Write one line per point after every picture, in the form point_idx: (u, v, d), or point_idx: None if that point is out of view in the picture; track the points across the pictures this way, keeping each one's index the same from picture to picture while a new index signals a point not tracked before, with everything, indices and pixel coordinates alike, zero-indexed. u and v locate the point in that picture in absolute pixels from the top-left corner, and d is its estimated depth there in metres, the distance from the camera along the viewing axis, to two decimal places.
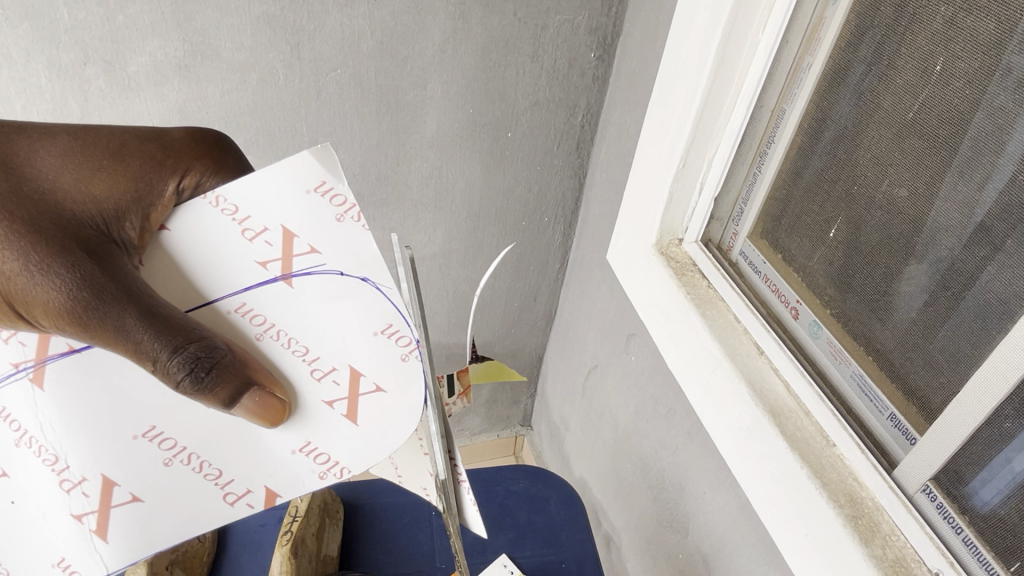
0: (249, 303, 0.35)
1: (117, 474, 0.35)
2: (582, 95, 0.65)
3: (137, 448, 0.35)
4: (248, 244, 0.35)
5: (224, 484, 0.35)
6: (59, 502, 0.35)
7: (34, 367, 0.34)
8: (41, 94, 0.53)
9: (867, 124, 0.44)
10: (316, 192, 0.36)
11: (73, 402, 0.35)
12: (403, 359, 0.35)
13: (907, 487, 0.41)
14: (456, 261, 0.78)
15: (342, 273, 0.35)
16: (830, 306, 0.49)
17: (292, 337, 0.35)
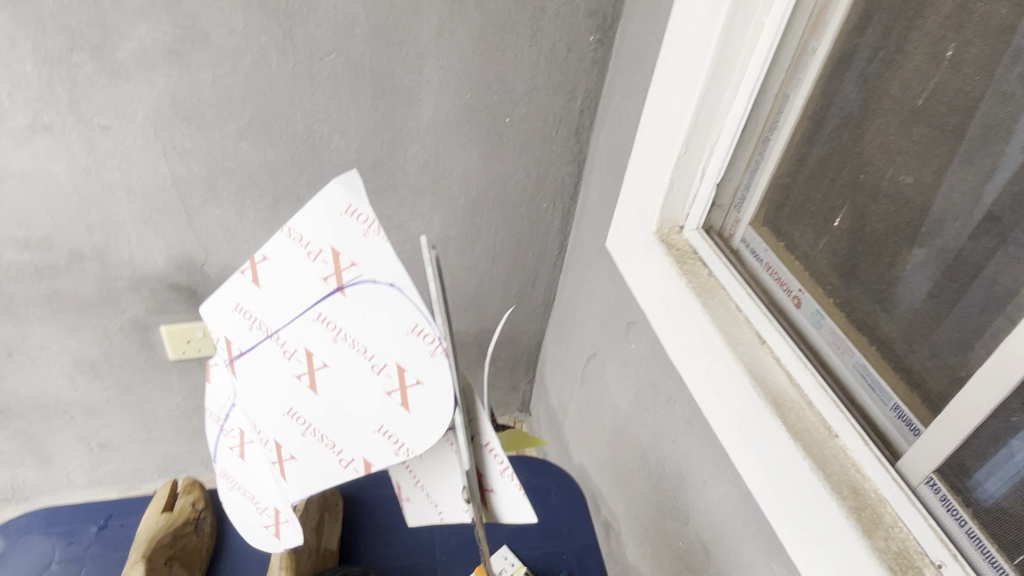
0: (325, 313, 0.33)
1: (279, 436, 0.34)
2: (581, 80, 0.64)
3: (283, 423, 0.34)
4: (311, 265, 0.33)
5: (339, 453, 0.34)
6: (262, 455, 0.35)
7: (229, 365, 0.35)
8: (27, 81, 0.52)
9: (874, 111, 0.45)
10: (346, 214, 0.31)
11: (252, 392, 0.34)
12: (431, 355, 0.32)
13: (911, 479, 0.41)
14: (453, 249, 0.77)
15: (379, 281, 0.32)
16: (833, 294, 0.50)
17: (355, 338, 0.33)
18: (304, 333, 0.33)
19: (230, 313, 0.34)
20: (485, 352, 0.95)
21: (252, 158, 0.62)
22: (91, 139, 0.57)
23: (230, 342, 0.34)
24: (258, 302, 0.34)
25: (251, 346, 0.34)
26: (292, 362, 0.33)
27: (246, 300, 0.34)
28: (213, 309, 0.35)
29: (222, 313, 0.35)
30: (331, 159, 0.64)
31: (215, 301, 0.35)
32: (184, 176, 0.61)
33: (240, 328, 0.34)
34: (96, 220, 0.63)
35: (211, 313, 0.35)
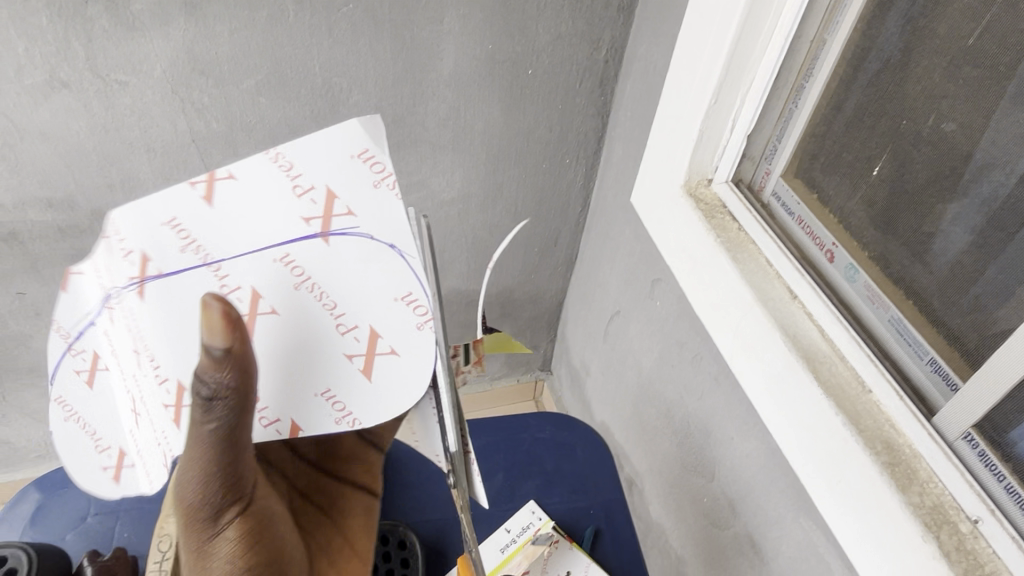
0: (291, 253, 0.35)
1: (189, 377, 0.35)
2: (606, 28, 0.62)
3: (201, 361, 0.35)
4: (297, 200, 0.35)
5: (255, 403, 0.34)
6: (149, 392, 0.35)
7: (136, 284, 0.35)
8: (42, 36, 0.50)
9: (917, 52, 0.42)
10: (359, 158, 0.36)
11: (160, 316, 0.35)
12: (417, 328, 0.34)
13: (947, 434, 0.40)
14: (474, 206, 0.76)
15: (372, 237, 0.35)
16: (868, 248, 0.48)
17: (323, 289, 0.34)
18: (263, 271, 0.35)
19: (160, 226, 0.35)
20: (507, 311, 0.94)
21: (271, 113, 0.61)
22: (109, 95, 0.56)
23: (149, 254, 0.35)
24: (198, 220, 0.35)
25: (173, 267, 0.35)
26: (229, 297, 0.35)
27: (184, 218, 0.35)
28: (138, 213, 0.35)
29: (142, 224, 0.35)
30: (351, 114, 0.63)
31: (145, 208, 0.36)
32: (204, 133, 0.61)
33: (173, 242, 0.35)
34: (117, 178, 0.63)
35: (130, 220, 0.35)
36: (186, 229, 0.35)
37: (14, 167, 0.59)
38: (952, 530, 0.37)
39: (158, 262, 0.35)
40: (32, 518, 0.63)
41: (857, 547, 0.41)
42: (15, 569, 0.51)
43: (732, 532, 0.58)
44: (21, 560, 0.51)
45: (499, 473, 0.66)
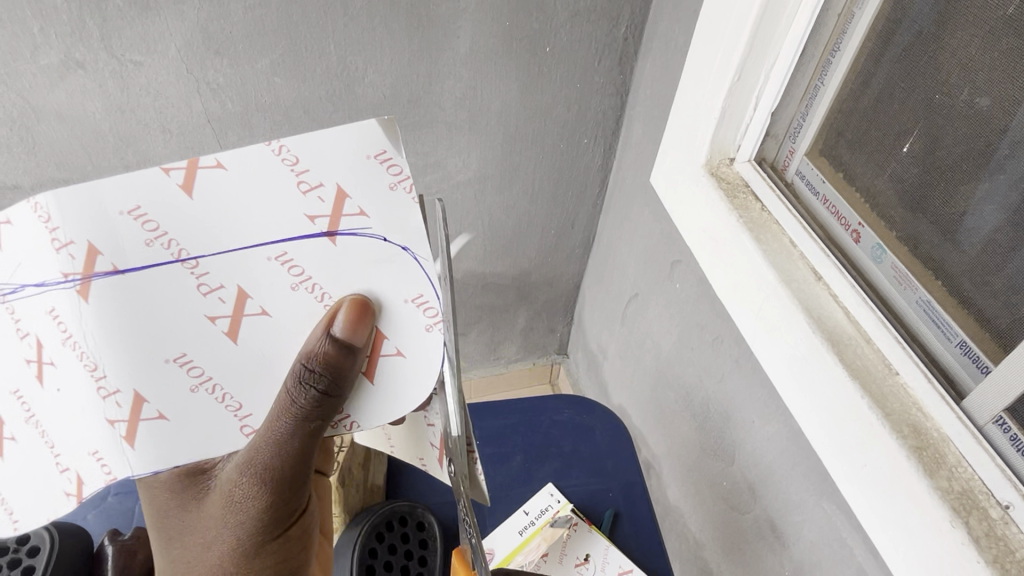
0: (289, 252, 0.34)
1: (148, 389, 0.35)
2: (626, 4, 0.60)
3: (166, 369, 0.35)
4: (301, 197, 0.34)
5: (242, 417, 0.36)
6: (87, 408, 0.35)
7: (80, 280, 0.33)
8: (57, 16, 0.50)
9: (953, 23, 0.40)
10: (374, 158, 0.34)
11: (115, 317, 0.34)
12: (427, 329, 0.36)
13: (977, 418, 0.39)
14: (491, 188, 0.76)
15: (385, 238, 0.35)
16: (896, 228, 0.46)
17: (325, 290, 0.35)
18: (256, 272, 0.34)
19: (117, 216, 0.33)
20: (524, 294, 0.94)
21: (286, 93, 0.60)
22: (124, 75, 0.55)
23: (98, 247, 0.33)
24: (171, 210, 0.33)
25: (133, 263, 0.33)
26: (209, 298, 0.34)
27: (150, 208, 0.33)
28: (86, 197, 0.33)
29: (84, 209, 0.33)
30: (367, 94, 0.62)
31: (92, 190, 0.33)
32: (219, 114, 0.60)
33: (136, 234, 0.33)
34: (133, 159, 0.62)
35: (66, 200, 0.33)
36: (151, 220, 0.33)
37: (32, 148, 0.59)
38: (981, 515, 0.36)
39: (112, 256, 0.33)
40: None
41: (881, 531, 0.40)
42: (38, 548, 0.51)
43: (752, 516, 0.57)
44: (43, 537, 0.52)
45: (518, 455, 0.66)
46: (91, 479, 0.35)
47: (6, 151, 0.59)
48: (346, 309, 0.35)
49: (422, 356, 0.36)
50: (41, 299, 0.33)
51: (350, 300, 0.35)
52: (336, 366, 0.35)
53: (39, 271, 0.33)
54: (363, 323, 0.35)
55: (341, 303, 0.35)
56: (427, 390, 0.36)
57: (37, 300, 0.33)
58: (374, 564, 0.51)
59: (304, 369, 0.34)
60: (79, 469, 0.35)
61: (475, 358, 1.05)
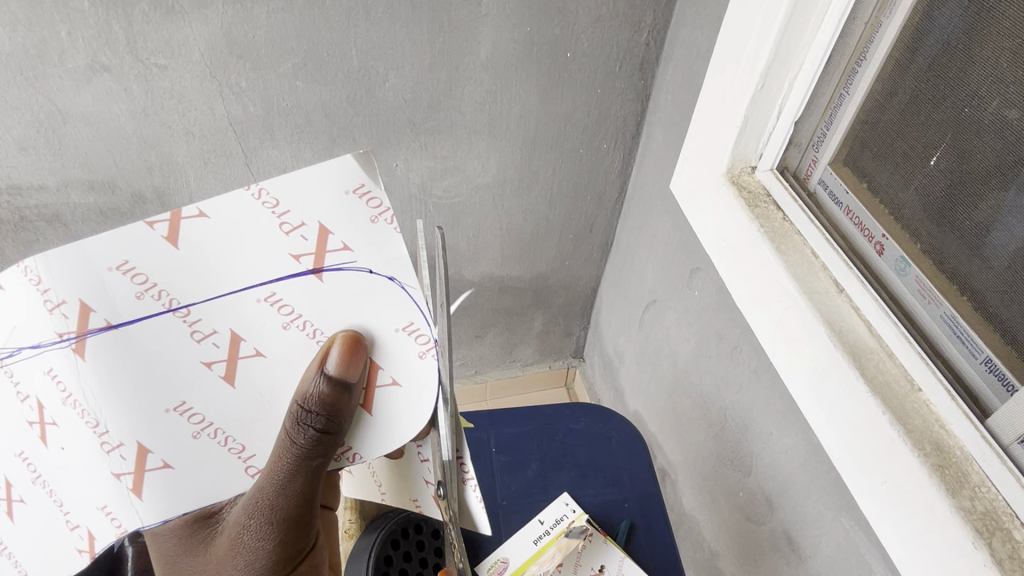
0: (278, 292, 0.36)
1: (150, 439, 0.36)
2: (648, 10, 0.60)
3: (168, 419, 0.36)
4: (284, 237, 0.36)
5: (246, 457, 0.37)
6: (92, 464, 0.36)
7: (76, 338, 0.35)
8: (84, 20, 0.51)
9: (983, 35, 0.38)
10: (353, 193, 0.36)
11: (111, 370, 0.35)
12: (421, 356, 0.37)
13: (1002, 437, 0.38)
14: (510, 192, 0.75)
15: (370, 270, 0.36)
16: (922, 242, 0.45)
17: (316, 327, 0.37)
18: (246, 315, 0.36)
19: (107, 272, 0.35)
20: (541, 297, 0.94)
21: (307, 97, 0.60)
22: (149, 78, 0.56)
23: (90, 303, 0.35)
24: (156, 259, 0.35)
25: (124, 317, 0.35)
26: (204, 344, 0.36)
27: (137, 261, 0.35)
28: (76, 259, 0.35)
29: (74, 270, 0.35)
30: (387, 98, 0.62)
31: (81, 252, 0.35)
32: (241, 117, 0.61)
33: (127, 288, 0.35)
34: (157, 161, 0.63)
35: (56, 264, 0.35)
36: (139, 272, 0.35)
37: (58, 150, 0.60)
38: (1004, 537, 0.35)
39: (104, 312, 0.35)
40: None
41: (900, 549, 0.39)
42: None
43: (768, 528, 0.57)
44: None
45: (534, 463, 0.66)
46: (100, 533, 0.36)
47: (33, 153, 0.60)
48: (339, 345, 0.36)
49: (417, 385, 0.37)
50: (40, 359, 0.35)
51: (343, 337, 0.36)
52: (335, 404, 0.36)
53: (35, 334, 0.35)
54: (357, 359, 0.36)
55: (334, 340, 0.36)
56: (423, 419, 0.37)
57: (36, 361, 0.35)
58: (389, 571, 0.51)
59: (300, 410, 0.36)
60: (88, 525, 0.37)
61: (491, 360, 1.05)
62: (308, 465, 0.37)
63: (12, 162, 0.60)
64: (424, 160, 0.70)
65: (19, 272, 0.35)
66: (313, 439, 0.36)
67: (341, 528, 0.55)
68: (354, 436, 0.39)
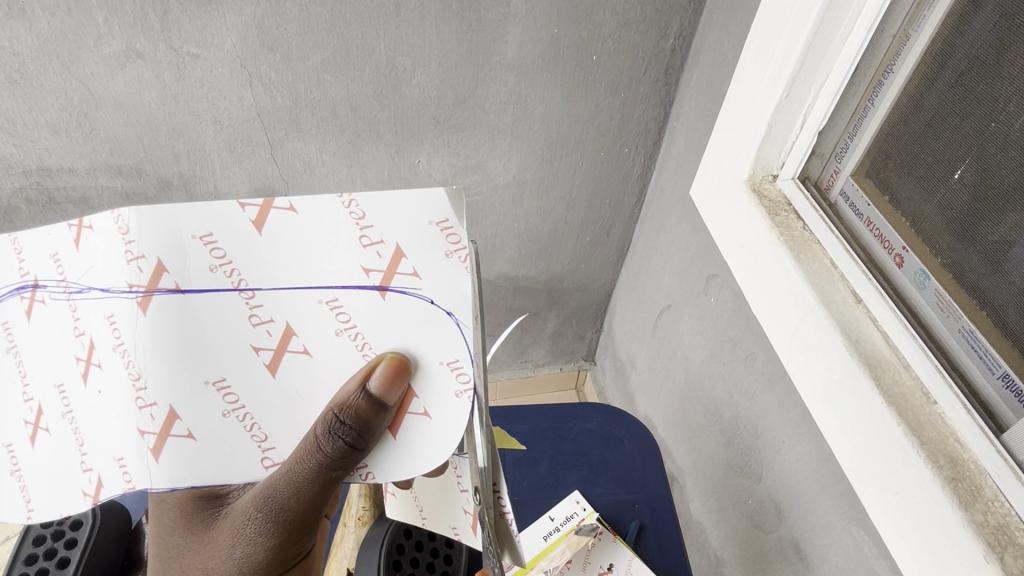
0: (340, 300, 0.35)
1: (183, 406, 0.35)
2: (676, 15, 0.60)
3: (205, 392, 0.35)
4: (360, 249, 0.35)
5: (265, 448, 0.36)
6: (121, 414, 0.35)
7: (142, 293, 0.34)
8: (121, 6, 0.51)
9: (1011, 50, 0.38)
10: (437, 225, 0.35)
11: (164, 331, 0.34)
12: (456, 395, 0.35)
13: (1017, 453, 0.38)
14: (529, 192, 0.76)
15: (432, 301, 0.35)
16: (941, 256, 0.46)
17: (368, 342, 0.36)
18: (304, 314, 0.35)
19: (189, 239, 0.34)
20: (555, 298, 0.94)
21: (335, 91, 0.61)
22: (181, 66, 0.57)
23: (166, 265, 0.34)
24: (235, 242, 0.34)
25: (192, 286, 0.34)
26: (258, 330, 0.35)
27: (222, 238, 0.34)
28: (165, 217, 0.34)
29: (161, 227, 0.34)
30: (413, 95, 0.63)
31: (171, 213, 0.34)
32: (269, 108, 0.62)
33: (202, 259, 0.34)
34: (184, 148, 0.64)
35: (147, 218, 0.34)
36: (219, 247, 0.34)
37: (89, 134, 0.61)
38: (1016, 550, 0.35)
39: (176, 276, 0.34)
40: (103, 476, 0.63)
41: (910, 559, 0.40)
42: (80, 521, 0.54)
43: (776, 537, 0.57)
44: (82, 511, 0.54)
45: (545, 460, 0.67)
46: (110, 482, 0.36)
47: (64, 136, 0.61)
48: (384, 364, 0.35)
49: (446, 423, 0.36)
50: (102, 303, 0.34)
51: (390, 357, 0.35)
52: (366, 420, 0.35)
53: (105, 278, 0.34)
54: (398, 382, 0.35)
55: (381, 358, 0.35)
56: (427, 466, 0.36)
57: (98, 303, 0.34)
58: (401, 560, 0.51)
59: (334, 418, 0.34)
60: (100, 471, 0.36)
61: (503, 359, 1.05)
62: (324, 476, 0.36)
63: (44, 144, 0.62)
64: (445, 158, 0.70)
65: (111, 217, 0.34)
66: (336, 450, 0.35)
67: (354, 515, 0.54)
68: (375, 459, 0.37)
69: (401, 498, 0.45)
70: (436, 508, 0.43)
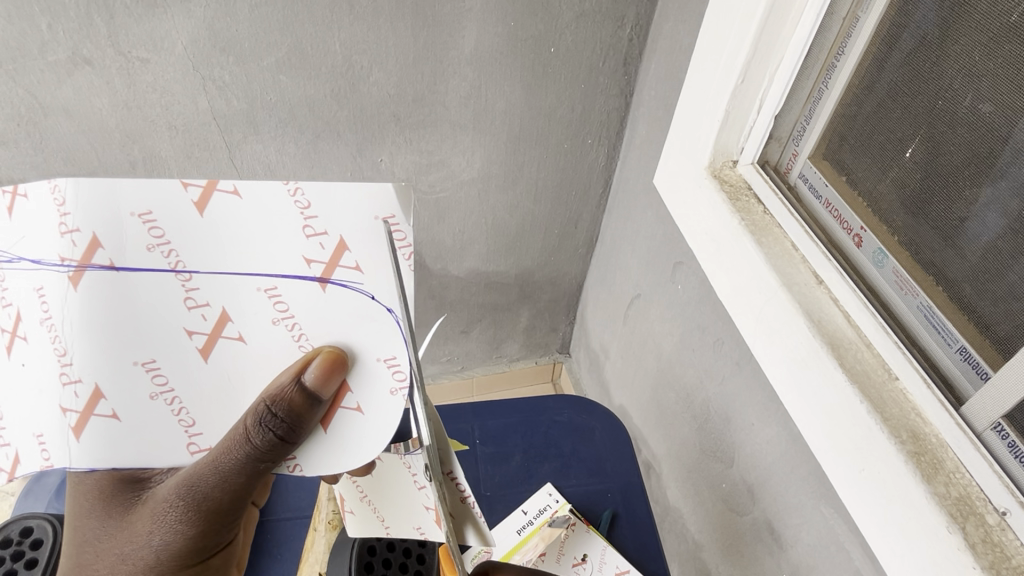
0: (280, 289, 0.34)
1: (108, 386, 0.35)
2: (631, 5, 0.60)
3: (132, 372, 0.35)
4: (303, 239, 0.34)
5: (191, 432, 0.37)
6: (45, 389, 0.34)
7: (74, 267, 0.33)
8: (65, 12, 0.50)
9: (955, 29, 0.39)
10: (382, 221, 0.34)
11: (95, 308, 0.33)
12: (392, 393, 0.36)
13: (976, 424, 0.39)
14: (494, 187, 0.76)
15: (373, 297, 0.35)
16: (898, 233, 0.46)
17: (304, 333, 0.36)
18: (241, 300, 0.34)
19: (127, 216, 0.33)
20: (527, 293, 0.94)
21: (291, 91, 0.60)
22: (130, 72, 0.56)
23: (101, 240, 0.33)
24: (176, 221, 0.33)
25: (128, 262, 0.33)
26: (191, 313, 0.34)
27: (162, 217, 0.33)
28: (103, 192, 0.33)
29: (98, 201, 0.33)
30: (372, 93, 0.62)
31: (110, 188, 0.33)
32: (225, 111, 0.61)
33: (140, 236, 0.33)
34: (139, 156, 0.63)
35: (85, 191, 0.33)
36: (157, 226, 0.33)
37: (39, 144, 0.60)
38: (978, 521, 0.36)
39: (111, 252, 0.33)
40: (56, 490, 0.61)
41: (877, 535, 0.40)
42: (41, 540, 0.53)
43: (750, 518, 0.58)
44: (44, 531, 0.54)
45: (518, 454, 0.67)
46: (28, 460, 0.35)
47: (13, 147, 0.60)
48: (321, 358, 0.35)
49: (379, 417, 0.37)
50: (30, 275, 0.33)
51: (327, 351, 0.35)
52: (298, 412, 0.35)
53: (37, 249, 0.33)
54: (334, 376, 0.35)
55: (318, 352, 0.35)
56: (375, 451, 0.37)
57: (27, 275, 0.33)
58: (373, 561, 0.50)
59: (267, 410, 0.35)
60: (19, 447, 0.35)
61: (478, 356, 1.05)
62: (255, 464, 0.37)
63: None
64: (409, 156, 0.70)
65: (47, 186, 0.32)
66: (266, 441, 0.36)
67: (323, 519, 0.54)
68: (305, 450, 0.38)
69: (359, 512, 0.44)
70: (392, 510, 0.41)
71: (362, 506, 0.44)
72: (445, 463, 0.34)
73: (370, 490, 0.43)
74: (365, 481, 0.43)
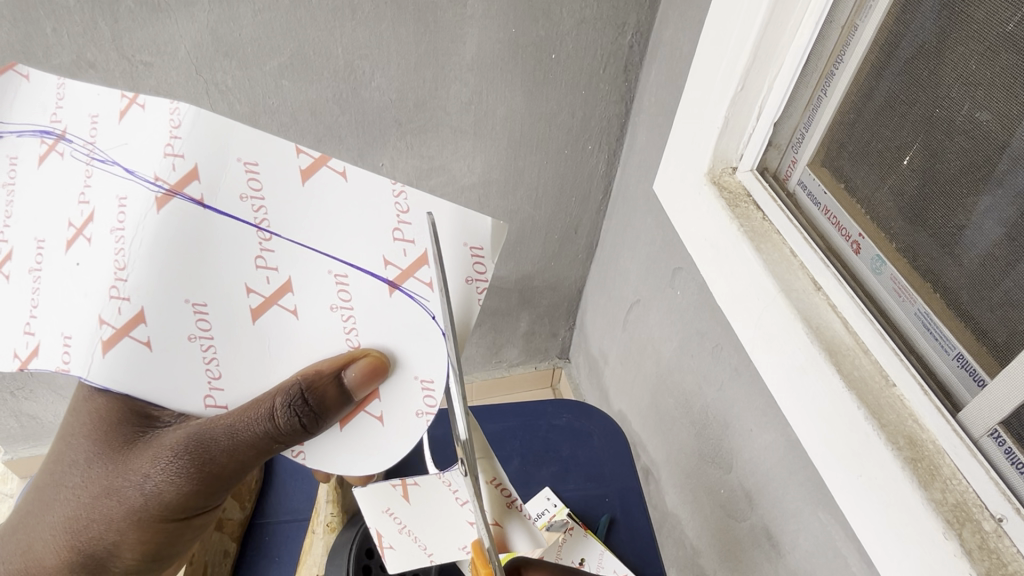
0: (349, 278, 0.35)
1: (152, 316, 0.34)
2: (632, 12, 0.61)
3: (180, 309, 0.34)
4: (390, 240, 0.35)
5: (214, 383, 0.36)
6: (92, 297, 0.34)
7: (166, 190, 0.33)
8: (70, 16, 0.51)
9: (952, 39, 0.40)
10: (470, 249, 0.36)
11: (169, 235, 0.33)
12: (416, 415, 0.37)
13: (972, 431, 0.39)
14: (495, 192, 0.76)
15: (433, 317, 0.35)
16: (896, 241, 0.46)
17: (355, 328, 0.36)
18: (310, 276, 0.35)
19: (233, 159, 0.33)
20: (528, 297, 0.94)
21: (292, 96, 0.61)
22: (135, 76, 0.56)
23: (200, 173, 0.33)
24: (279, 181, 0.34)
25: (218, 204, 0.33)
26: (258, 272, 0.34)
27: (267, 172, 0.33)
28: (220, 131, 0.33)
29: (213, 136, 0.33)
30: (373, 98, 0.63)
31: (229, 129, 0.33)
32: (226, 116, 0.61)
33: (237, 183, 0.33)
34: None
35: (204, 123, 0.33)
36: (257, 178, 0.33)
37: None
38: (974, 528, 0.36)
39: (205, 188, 0.33)
40: None
41: (875, 541, 0.40)
42: None
43: (748, 524, 0.58)
44: None
45: (516, 460, 0.67)
46: (49, 353, 0.35)
47: None
48: (366, 361, 0.35)
49: (401, 433, 0.37)
50: (119, 182, 0.33)
51: (374, 355, 0.36)
52: (325, 406, 0.36)
53: (136, 160, 0.33)
54: (373, 381, 0.36)
55: (365, 353, 0.36)
56: (376, 468, 0.38)
57: (116, 181, 0.33)
58: (371, 564, 0.51)
59: (297, 395, 0.35)
60: (42, 340, 0.35)
61: (477, 360, 1.05)
62: (271, 443, 0.37)
63: None
64: (409, 160, 0.70)
65: (169, 106, 0.33)
66: (289, 425, 0.36)
67: (321, 522, 0.53)
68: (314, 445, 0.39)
69: (397, 548, 0.40)
70: (440, 529, 0.38)
71: (403, 538, 0.39)
72: (491, 472, 0.36)
73: (414, 526, 0.39)
74: (406, 511, 0.38)
